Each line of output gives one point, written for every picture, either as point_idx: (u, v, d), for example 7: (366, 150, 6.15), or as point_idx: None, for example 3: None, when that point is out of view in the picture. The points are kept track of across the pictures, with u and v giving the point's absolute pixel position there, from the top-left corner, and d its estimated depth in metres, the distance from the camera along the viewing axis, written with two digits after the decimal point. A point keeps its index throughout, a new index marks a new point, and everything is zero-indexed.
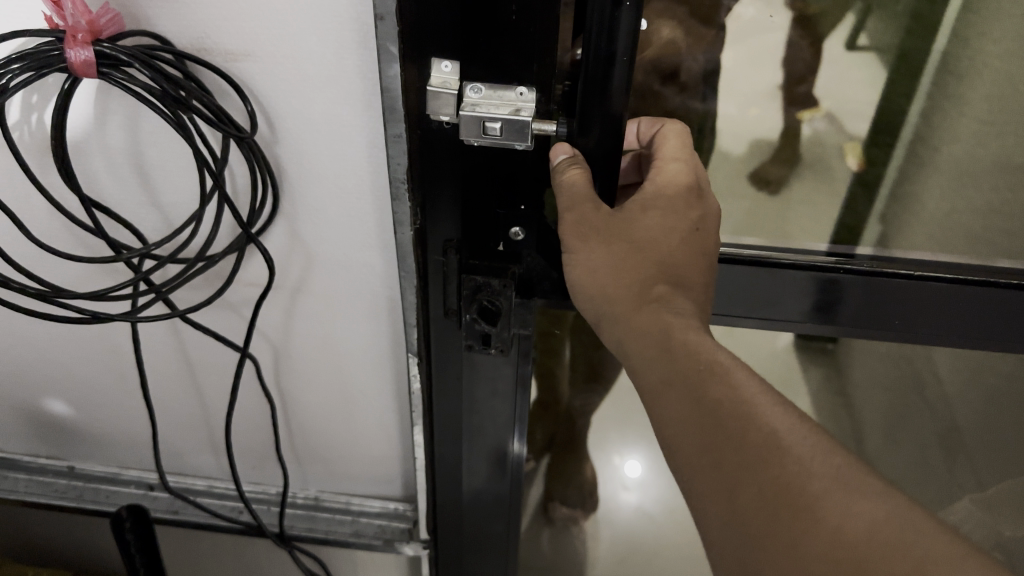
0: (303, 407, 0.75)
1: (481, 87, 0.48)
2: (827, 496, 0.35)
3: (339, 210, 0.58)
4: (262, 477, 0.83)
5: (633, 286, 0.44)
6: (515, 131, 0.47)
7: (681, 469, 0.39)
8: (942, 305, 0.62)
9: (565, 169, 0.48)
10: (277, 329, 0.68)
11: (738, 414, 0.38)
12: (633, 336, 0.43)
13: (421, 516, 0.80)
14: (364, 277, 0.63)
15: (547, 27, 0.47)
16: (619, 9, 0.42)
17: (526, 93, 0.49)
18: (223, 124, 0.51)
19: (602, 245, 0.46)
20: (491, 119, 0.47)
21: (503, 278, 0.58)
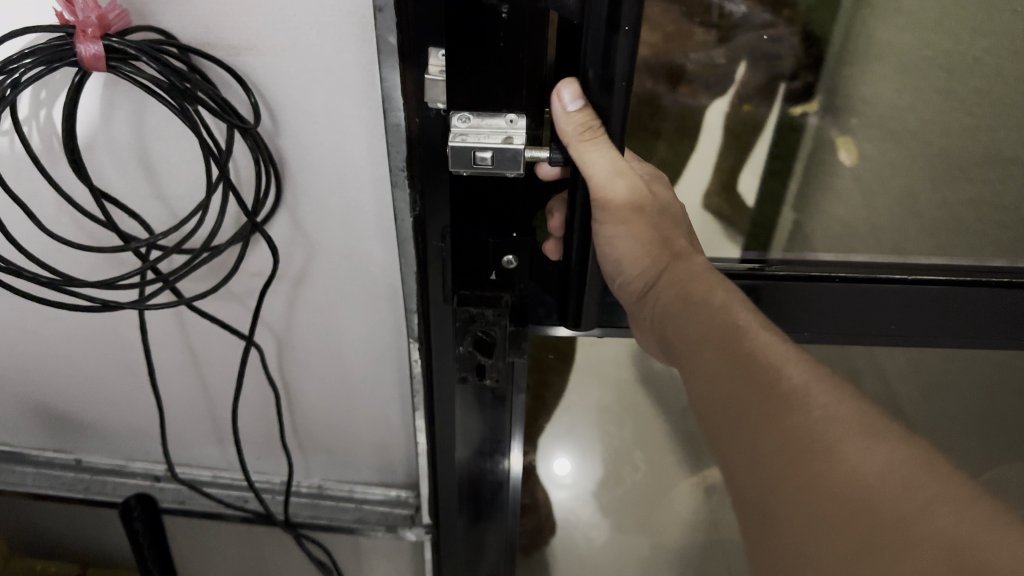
0: (307, 394, 0.77)
1: (468, 116, 0.48)
2: (845, 440, 0.37)
3: (340, 198, 0.60)
4: (267, 467, 0.84)
5: (666, 253, 0.51)
6: (507, 160, 0.48)
7: (714, 429, 0.41)
8: (904, 302, 0.67)
9: (574, 111, 0.46)
10: (284, 316, 0.70)
11: (761, 369, 0.40)
12: (676, 301, 0.49)
13: (423, 503, 0.81)
14: (364, 266, 0.65)
15: (532, 44, 0.49)
16: (616, 33, 0.42)
17: (516, 120, 0.48)
18: (229, 115, 0.53)
19: (640, 222, 0.50)
20: (484, 150, 0.47)
21: (496, 309, 0.62)
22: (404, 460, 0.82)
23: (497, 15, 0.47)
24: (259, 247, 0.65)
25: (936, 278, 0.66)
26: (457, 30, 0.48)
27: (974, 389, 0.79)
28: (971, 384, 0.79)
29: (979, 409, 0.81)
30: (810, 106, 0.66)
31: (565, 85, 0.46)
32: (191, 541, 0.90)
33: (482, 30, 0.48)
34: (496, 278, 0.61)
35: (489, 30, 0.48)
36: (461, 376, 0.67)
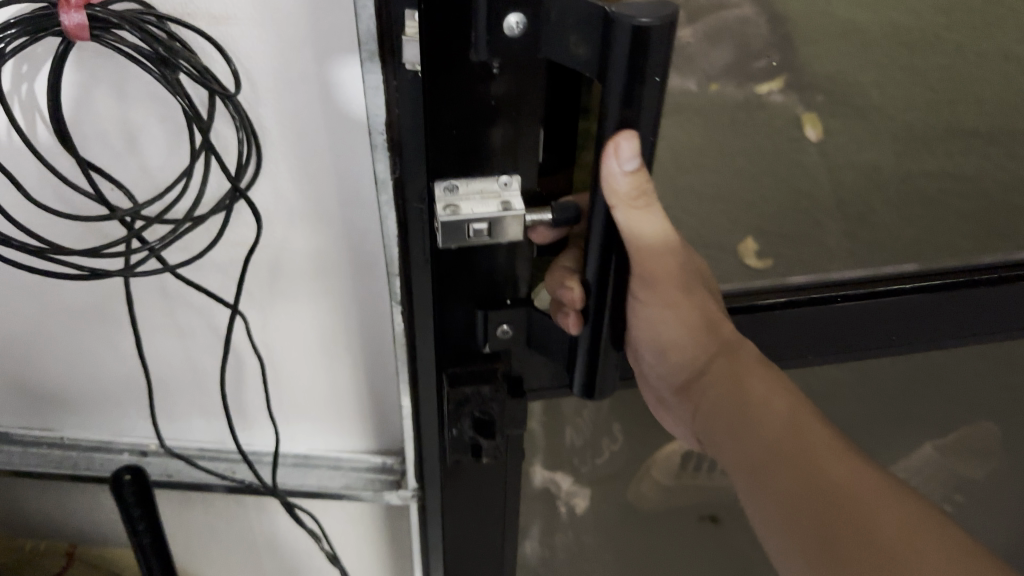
0: (291, 363, 0.78)
1: (456, 186, 0.54)
2: (911, 552, 0.45)
3: (320, 163, 0.62)
4: (253, 438, 0.86)
5: (709, 338, 0.62)
6: (502, 226, 0.52)
7: (783, 539, 0.50)
8: (889, 315, 0.75)
9: (625, 171, 0.48)
10: (267, 284, 0.71)
11: (832, 491, 0.49)
12: (728, 394, 0.58)
13: (408, 469, 0.83)
14: (344, 232, 0.67)
15: (521, 100, 0.52)
16: (644, 85, 0.43)
17: (509, 182, 0.54)
18: (210, 83, 0.55)
19: (684, 307, 0.61)
20: (480, 224, 0.52)
21: (492, 385, 0.66)
22: (391, 425, 0.84)
23: (489, 71, 0.49)
24: (243, 216, 0.66)
25: (916, 289, 0.75)
26: (450, 83, 0.49)
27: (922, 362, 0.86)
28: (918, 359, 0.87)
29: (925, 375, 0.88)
30: (775, 84, 0.67)
31: (625, 138, 0.46)
32: (180, 513, 0.92)
33: (472, 92, 0.50)
34: (489, 351, 0.66)
35: (479, 92, 0.51)
36: (461, 453, 0.72)
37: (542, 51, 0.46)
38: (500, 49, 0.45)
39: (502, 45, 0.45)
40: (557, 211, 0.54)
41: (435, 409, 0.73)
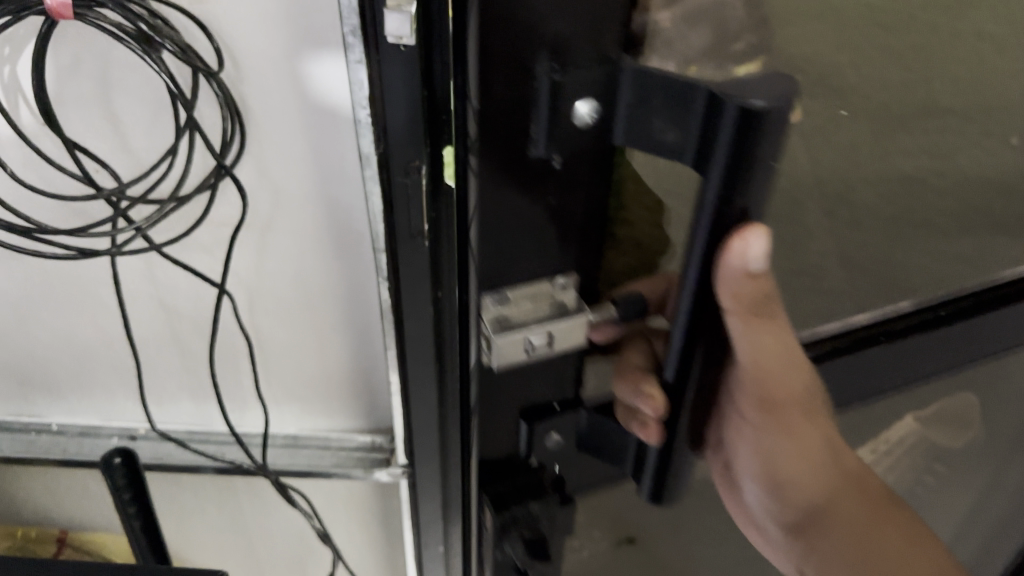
0: (279, 345, 0.79)
1: (504, 294, 0.48)
2: None
3: (303, 143, 0.62)
4: (242, 420, 0.86)
5: (828, 472, 0.68)
6: (559, 335, 0.50)
7: None
8: (908, 348, 0.76)
9: (745, 257, 0.43)
10: (253, 265, 0.72)
11: None
12: (853, 523, 0.66)
13: (398, 444, 0.84)
14: (329, 210, 0.67)
15: (580, 167, 0.45)
16: (743, 140, 0.37)
17: (564, 281, 0.50)
18: (194, 59, 0.56)
19: (794, 440, 0.66)
20: (535, 336, 0.49)
21: (541, 501, 0.60)
22: (380, 404, 0.85)
23: (548, 164, 0.44)
24: (228, 197, 0.67)
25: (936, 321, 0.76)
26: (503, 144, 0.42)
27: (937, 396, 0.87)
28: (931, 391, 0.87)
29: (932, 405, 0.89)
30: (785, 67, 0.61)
31: (755, 236, 0.42)
32: (171, 496, 0.92)
33: (527, 158, 0.43)
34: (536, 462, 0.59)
35: (537, 179, 0.44)
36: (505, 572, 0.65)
37: (619, 135, 0.42)
38: (574, 148, 0.43)
39: (564, 134, 0.42)
40: (620, 305, 0.51)
41: (424, 383, 0.75)
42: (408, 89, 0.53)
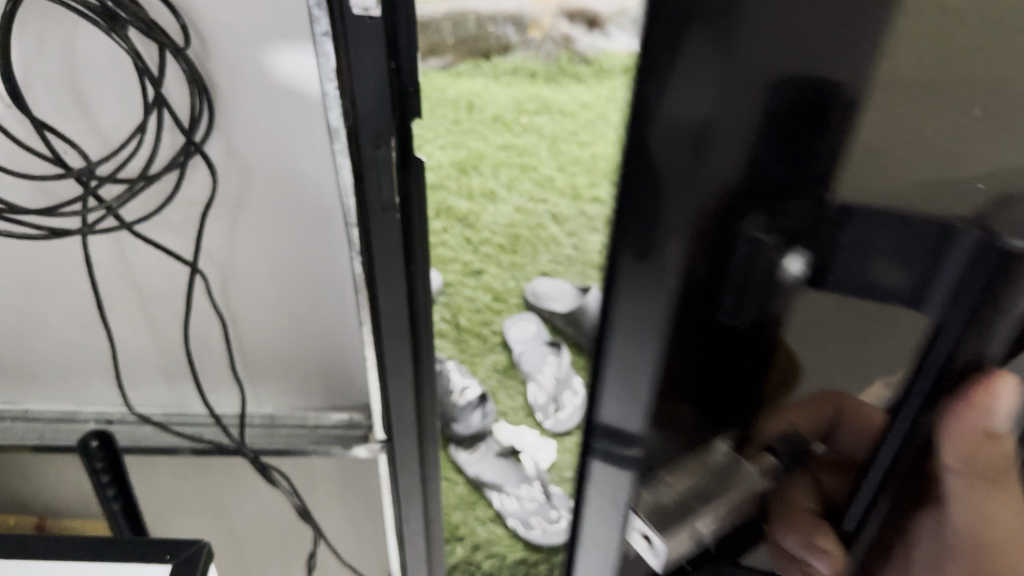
0: (255, 324, 0.79)
1: (655, 483, 0.46)
2: None
3: (272, 119, 0.63)
4: (220, 400, 0.87)
5: None
6: (689, 544, 0.46)
7: None
8: None
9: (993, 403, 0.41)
10: (225, 244, 0.72)
11: None
12: None
13: (375, 420, 0.84)
14: (300, 185, 0.67)
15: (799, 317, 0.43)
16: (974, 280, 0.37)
17: (721, 454, 0.47)
18: (160, 36, 0.55)
19: None
20: (700, 521, 0.46)
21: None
22: (358, 382, 0.85)
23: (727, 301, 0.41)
24: (197, 175, 0.67)
25: None
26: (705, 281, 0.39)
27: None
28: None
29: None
30: None
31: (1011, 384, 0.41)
32: (151, 478, 0.92)
33: (740, 298, 0.41)
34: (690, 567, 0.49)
35: (738, 329, 0.43)
36: None
37: (835, 274, 0.41)
38: (776, 295, 0.42)
39: (773, 286, 0.41)
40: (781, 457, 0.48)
41: (400, 358, 0.75)
42: (375, 62, 0.54)
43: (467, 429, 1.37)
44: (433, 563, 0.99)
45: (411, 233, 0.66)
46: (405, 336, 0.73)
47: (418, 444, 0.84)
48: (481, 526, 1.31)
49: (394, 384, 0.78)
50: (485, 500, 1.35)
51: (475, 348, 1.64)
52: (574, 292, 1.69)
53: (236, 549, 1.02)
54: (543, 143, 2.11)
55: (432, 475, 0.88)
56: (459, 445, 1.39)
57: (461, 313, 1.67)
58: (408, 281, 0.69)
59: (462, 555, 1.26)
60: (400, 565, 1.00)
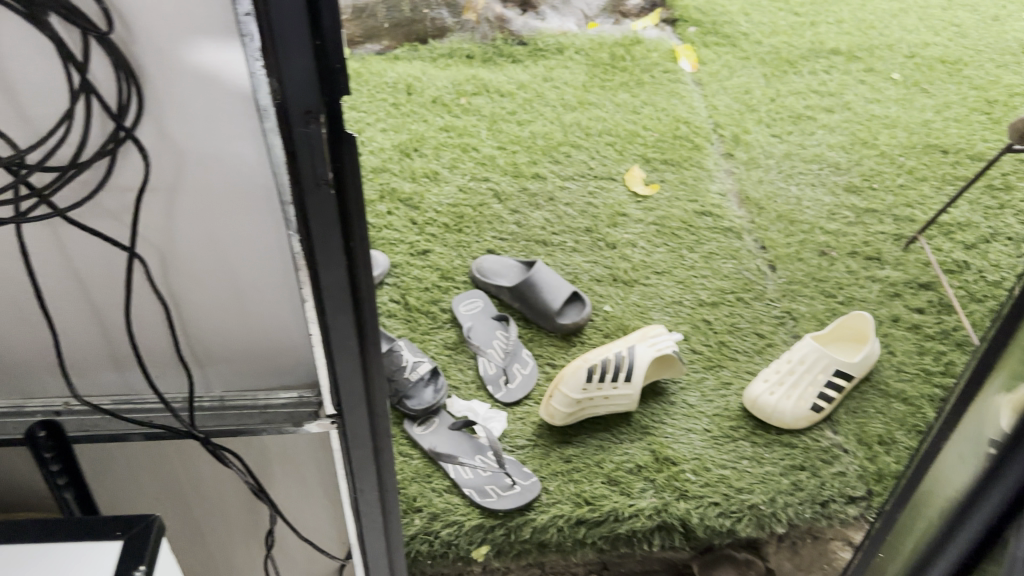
0: (198, 306, 0.80)
1: None
2: None
3: (201, 101, 0.64)
4: (169, 384, 0.88)
5: None
6: None
7: None
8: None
9: None
10: (162, 228, 0.73)
11: None
12: None
13: (323, 396, 0.85)
14: (234, 166, 0.68)
15: None
16: None
17: None
18: (83, 24, 0.57)
19: None
20: None
21: None
22: (304, 363, 0.86)
23: None
24: (130, 160, 0.68)
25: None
26: None
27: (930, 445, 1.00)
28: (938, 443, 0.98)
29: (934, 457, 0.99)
30: None
31: None
32: (103, 464, 0.93)
33: None
34: None
35: None
36: None
37: None
38: None
39: None
40: None
41: (345, 332, 0.77)
42: (300, 40, 0.57)
43: (421, 404, 1.45)
44: (389, 533, 1.02)
45: (347, 207, 0.68)
46: (347, 310, 0.75)
47: (368, 416, 0.86)
48: (438, 496, 1.33)
49: (340, 359, 0.80)
50: (441, 471, 1.37)
51: (426, 326, 1.63)
52: (520, 267, 1.72)
53: (196, 526, 1.04)
54: (484, 123, 2.13)
55: (383, 446, 0.91)
56: (414, 420, 1.44)
57: (410, 292, 1.69)
58: (347, 255, 0.71)
59: (421, 525, 1.29)
60: (357, 537, 1.03)
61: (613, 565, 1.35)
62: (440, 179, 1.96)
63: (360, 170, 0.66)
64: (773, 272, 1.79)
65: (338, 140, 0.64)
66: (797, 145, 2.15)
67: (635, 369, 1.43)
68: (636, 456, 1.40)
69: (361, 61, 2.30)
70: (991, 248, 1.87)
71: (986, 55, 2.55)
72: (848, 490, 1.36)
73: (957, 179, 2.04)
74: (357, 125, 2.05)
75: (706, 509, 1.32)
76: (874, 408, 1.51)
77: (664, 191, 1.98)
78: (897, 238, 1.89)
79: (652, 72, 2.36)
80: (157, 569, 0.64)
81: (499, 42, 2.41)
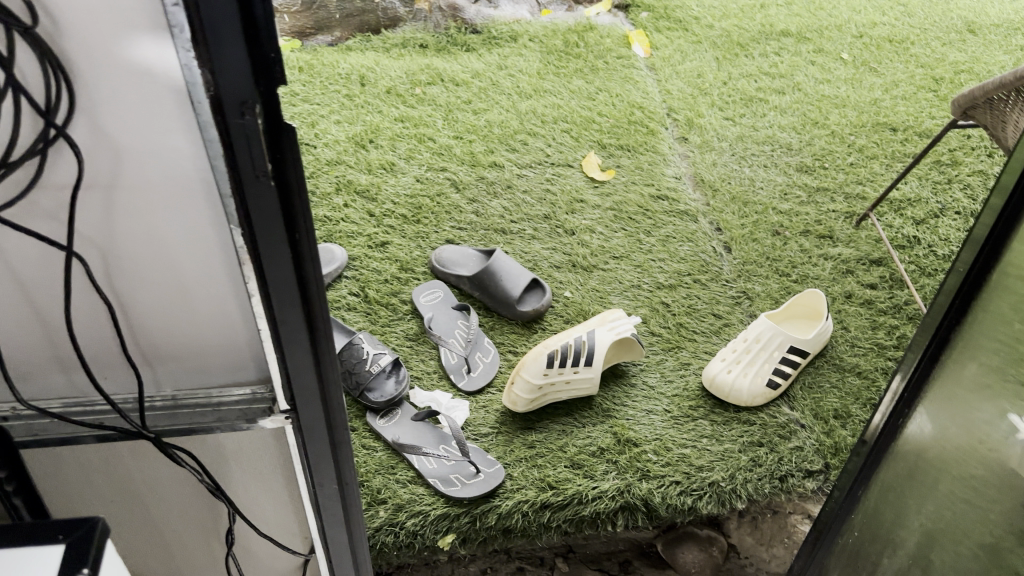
0: (144, 305, 0.79)
1: None
2: None
3: (134, 95, 0.63)
4: (118, 385, 0.86)
5: None
6: None
7: None
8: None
9: None
10: (101, 226, 0.72)
11: None
12: None
13: (276, 392, 0.85)
14: (172, 160, 0.67)
15: None
16: None
17: None
18: (6, 18, 0.55)
19: None
20: None
21: None
22: (255, 360, 0.85)
23: None
24: (64, 157, 0.66)
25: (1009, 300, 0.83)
26: None
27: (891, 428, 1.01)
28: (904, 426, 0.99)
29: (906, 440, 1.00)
30: None
31: None
32: (56, 469, 0.92)
33: None
34: None
35: None
36: None
37: None
38: None
39: None
40: None
41: (294, 326, 0.77)
42: (231, 29, 0.56)
43: (382, 396, 1.44)
44: (351, 525, 1.02)
45: (289, 200, 0.67)
46: (296, 303, 0.75)
47: (323, 409, 0.86)
48: (402, 487, 1.33)
49: (291, 354, 0.79)
50: (405, 462, 1.37)
51: (386, 318, 1.62)
52: (479, 256, 1.72)
53: (154, 528, 1.03)
54: (440, 112, 2.12)
55: (340, 439, 0.90)
56: (376, 412, 1.44)
57: (370, 284, 1.68)
58: (291, 248, 0.70)
59: (385, 517, 1.28)
60: (319, 530, 1.03)
61: (578, 547, 1.39)
62: (397, 170, 1.95)
63: (300, 161, 0.66)
64: (728, 253, 1.82)
65: (277, 131, 0.63)
66: (750, 127, 2.18)
67: (595, 354, 1.44)
68: (598, 439, 1.42)
69: (313, 53, 2.28)
70: (940, 223, 1.92)
71: (932, 33, 2.61)
72: (806, 464, 1.39)
73: (906, 156, 2.09)
74: (310, 118, 2.03)
75: (668, 488, 1.35)
76: (829, 382, 1.55)
77: (620, 177, 1.99)
78: (849, 216, 1.92)
79: (606, 59, 2.37)
80: (102, 572, 0.63)
81: (452, 31, 2.40)
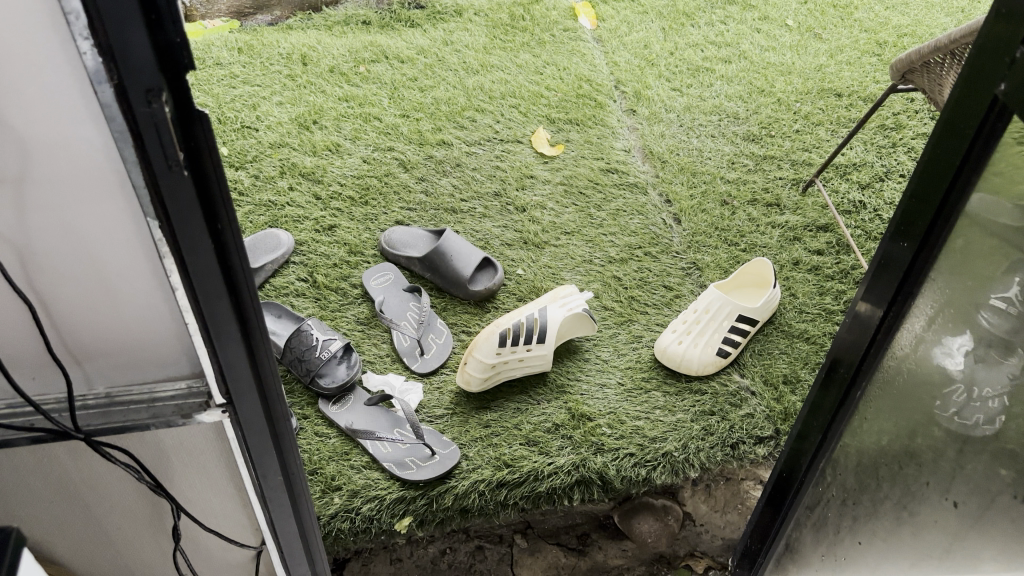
0: (65, 302, 0.76)
1: None
2: None
3: (35, 85, 0.60)
4: (47, 385, 0.84)
5: None
6: None
7: None
8: (951, 256, 0.79)
9: None
10: (13, 221, 0.69)
11: None
12: None
13: (211, 385, 0.82)
14: (83, 152, 0.64)
15: None
16: None
17: None
18: None
19: None
20: None
21: None
22: (187, 353, 0.83)
23: None
24: None
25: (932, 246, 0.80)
26: None
27: (846, 407, 0.98)
28: (861, 408, 0.96)
29: (859, 422, 0.97)
30: None
31: None
32: None
33: None
34: None
35: None
36: None
37: None
38: None
39: None
40: None
41: (222, 316, 0.75)
42: (127, 12, 0.53)
43: (334, 382, 1.42)
44: (301, 513, 1.02)
45: (205, 187, 0.65)
46: (221, 292, 0.72)
47: (262, 397, 0.85)
48: (357, 473, 1.32)
49: (222, 344, 0.77)
50: (360, 447, 1.36)
51: (336, 303, 1.60)
52: (429, 236, 1.70)
53: (99, 528, 1.01)
54: (385, 91, 2.09)
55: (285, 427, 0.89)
56: (328, 399, 1.42)
57: (318, 269, 1.65)
58: (211, 237, 0.68)
59: (340, 503, 1.28)
60: (269, 524, 1.02)
61: (535, 523, 1.39)
62: (343, 151, 1.91)
63: (215, 147, 0.63)
64: (678, 224, 1.82)
65: (188, 117, 0.61)
66: (697, 97, 2.18)
67: (547, 330, 1.44)
68: (553, 415, 1.42)
69: (254, 33, 2.23)
70: (884, 186, 1.95)
71: None
72: (757, 430, 1.41)
73: (851, 121, 2.11)
74: (251, 100, 1.99)
75: (623, 460, 1.36)
76: (778, 348, 1.57)
77: (570, 152, 1.99)
78: (795, 183, 1.94)
79: (553, 31, 2.35)
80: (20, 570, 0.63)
81: (395, 6, 2.36)
